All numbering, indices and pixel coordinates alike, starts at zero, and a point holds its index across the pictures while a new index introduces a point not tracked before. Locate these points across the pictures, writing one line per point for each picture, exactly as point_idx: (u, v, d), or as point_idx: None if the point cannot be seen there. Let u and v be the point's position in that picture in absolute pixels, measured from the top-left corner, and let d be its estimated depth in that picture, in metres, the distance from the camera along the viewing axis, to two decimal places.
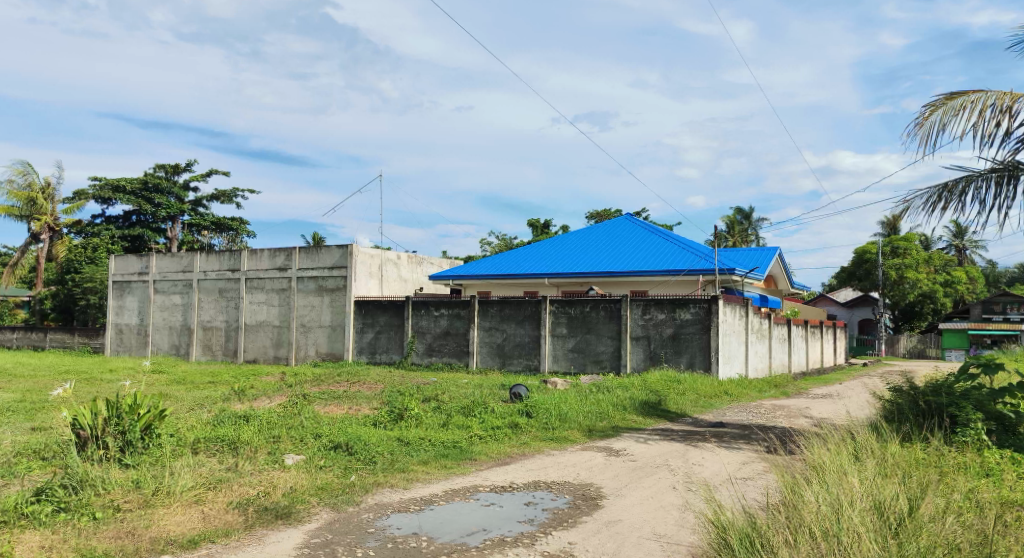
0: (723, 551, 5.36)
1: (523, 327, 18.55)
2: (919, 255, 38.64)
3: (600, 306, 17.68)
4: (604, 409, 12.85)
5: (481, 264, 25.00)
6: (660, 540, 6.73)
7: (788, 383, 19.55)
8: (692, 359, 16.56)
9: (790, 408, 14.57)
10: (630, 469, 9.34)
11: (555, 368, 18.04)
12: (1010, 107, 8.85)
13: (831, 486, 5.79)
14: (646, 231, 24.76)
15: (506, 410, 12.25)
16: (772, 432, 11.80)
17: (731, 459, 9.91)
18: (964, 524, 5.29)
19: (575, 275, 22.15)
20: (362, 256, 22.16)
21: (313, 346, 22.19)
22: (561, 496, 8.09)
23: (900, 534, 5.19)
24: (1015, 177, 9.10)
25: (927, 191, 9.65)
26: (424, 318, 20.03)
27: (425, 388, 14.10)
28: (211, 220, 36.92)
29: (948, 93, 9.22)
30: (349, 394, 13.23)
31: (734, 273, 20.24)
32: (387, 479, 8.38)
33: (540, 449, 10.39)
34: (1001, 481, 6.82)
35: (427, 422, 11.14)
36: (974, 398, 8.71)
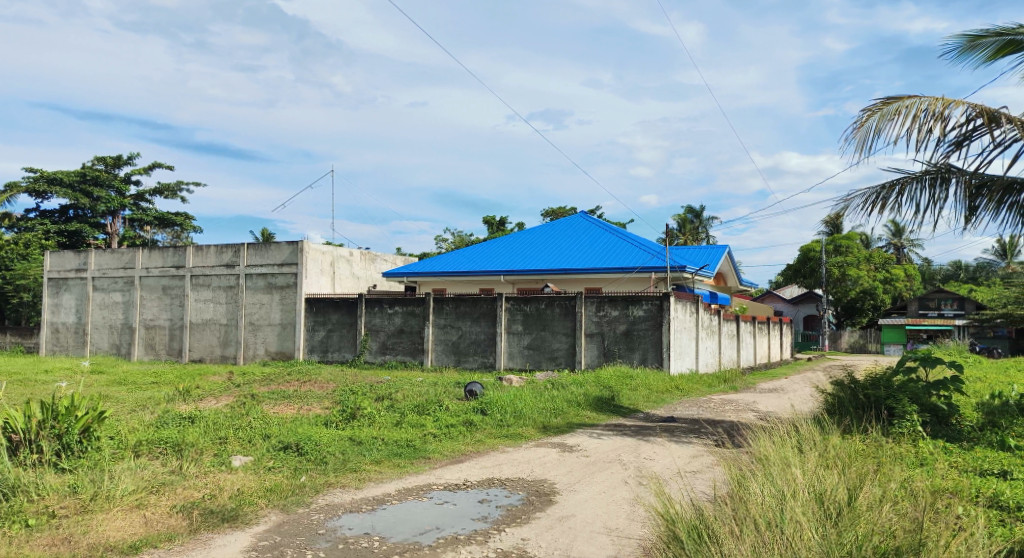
0: (671, 544, 5.49)
1: (478, 325, 18.57)
2: (860, 254, 39.94)
3: (556, 303, 17.79)
4: (557, 405, 12.96)
5: (435, 262, 24.90)
6: (611, 534, 6.85)
7: (736, 377, 20.02)
8: (645, 355, 16.84)
9: (739, 402, 14.93)
10: (583, 464, 9.46)
11: (510, 365, 18.11)
12: (941, 112, 9.20)
13: (775, 477, 5.97)
14: (600, 229, 24.99)
15: (460, 407, 12.28)
16: (721, 426, 12.07)
17: (682, 453, 10.12)
18: (899, 513, 5.50)
19: (529, 273, 22.23)
20: (313, 253, 21.92)
21: (262, 345, 21.87)
22: (515, 493, 8.16)
23: (839, 523, 5.37)
24: (947, 179, 9.47)
25: (866, 192, 9.98)
26: (378, 316, 19.90)
27: (378, 386, 14.03)
28: (154, 215, 36.05)
29: (884, 99, 9.55)
30: (299, 393, 13.09)
31: (686, 271, 20.57)
32: (338, 479, 8.34)
33: (494, 446, 10.46)
34: (935, 470, 7.13)
35: (380, 421, 11.10)
36: (911, 391, 9.06)
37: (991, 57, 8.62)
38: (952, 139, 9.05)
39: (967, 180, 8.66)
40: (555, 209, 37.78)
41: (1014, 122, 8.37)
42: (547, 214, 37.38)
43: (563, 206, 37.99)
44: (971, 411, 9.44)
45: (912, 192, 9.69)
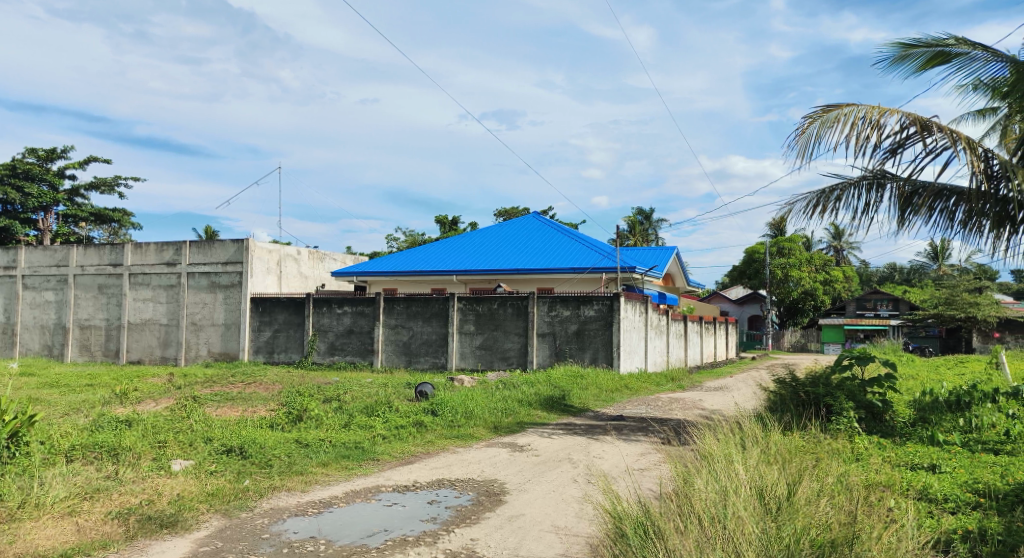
0: (617, 541, 5.56)
1: (430, 325, 18.48)
2: (802, 255, 40.99)
3: (508, 303, 17.81)
4: (508, 406, 12.98)
5: (386, 261, 24.70)
6: (559, 533, 6.90)
7: (684, 376, 20.36)
8: (596, 354, 16.99)
9: (686, 400, 15.17)
10: (533, 464, 9.49)
11: (462, 366, 18.08)
12: (877, 120, 9.53)
13: (719, 474, 6.09)
14: (551, 229, 25.13)
15: (410, 408, 12.20)
16: (668, 424, 12.25)
17: (630, 451, 10.25)
18: (835, 506, 5.67)
19: (482, 272, 22.22)
20: (259, 252, 21.55)
21: (205, 346, 21.40)
22: (465, 494, 8.16)
23: (778, 518, 5.51)
24: (882, 185, 9.81)
25: (807, 196, 10.26)
26: (327, 316, 19.66)
27: (326, 387, 13.85)
28: (90, 211, 34.91)
29: (824, 106, 9.84)
30: (243, 395, 12.84)
31: (635, 272, 20.86)
32: (284, 483, 8.22)
33: (444, 447, 10.43)
34: (869, 465, 7.37)
35: (328, 423, 10.96)
36: (848, 389, 9.35)
37: (921, 67, 8.94)
38: (887, 146, 9.36)
39: (901, 186, 8.97)
40: (507, 209, 37.87)
41: (944, 130, 8.70)
42: (499, 214, 37.46)
43: (514, 206, 38.09)
44: (904, 407, 9.80)
45: (850, 197, 10.00)
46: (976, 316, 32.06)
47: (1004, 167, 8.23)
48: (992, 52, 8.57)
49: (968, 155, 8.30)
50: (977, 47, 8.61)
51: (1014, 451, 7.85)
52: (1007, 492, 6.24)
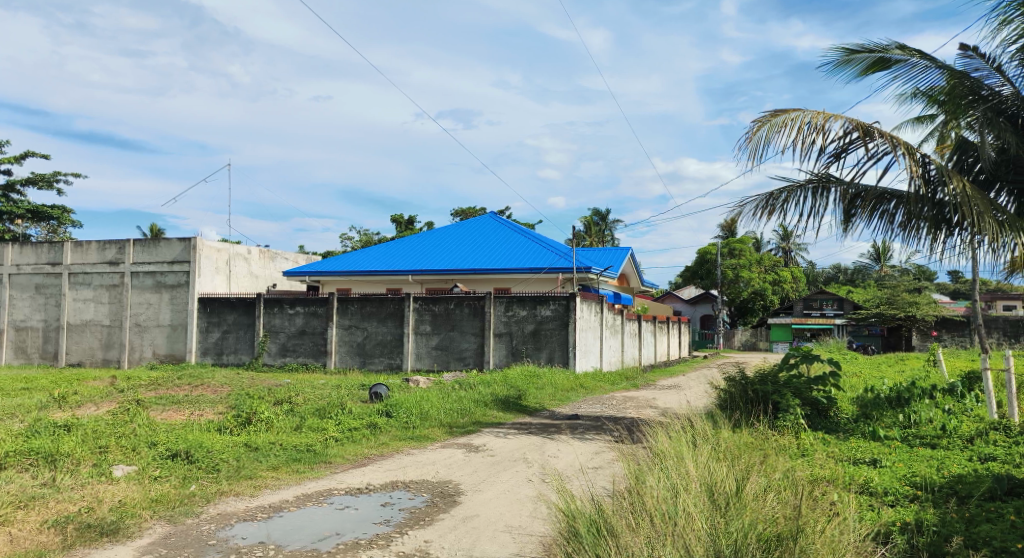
0: (571, 540, 5.59)
1: (385, 325, 18.32)
2: (752, 256, 41.81)
3: (464, 303, 17.76)
4: (464, 406, 12.95)
5: (341, 261, 24.42)
6: (513, 532, 6.90)
7: (637, 375, 20.58)
8: (552, 354, 17.06)
9: (639, 399, 15.33)
10: (488, 464, 9.48)
11: (418, 366, 17.97)
12: (822, 125, 9.76)
13: (670, 471, 6.16)
14: (508, 229, 25.17)
15: (364, 411, 12.05)
16: (622, 423, 12.35)
17: (585, 450, 10.32)
18: (782, 500, 5.79)
19: (437, 272, 22.12)
20: (207, 251, 21.11)
21: (149, 347, 20.87)
22: (419, 495, 8.11)
23: (728, 513, 5.58)
24: (827, 189, 10.05)
25: (756, 199, 10.45)
26: (278, 316, 19.35)
27: (276, 390, 13.59)
28: (28, 208, 33.71)
29: (772, 111, 10.05)
30: (190, 398, 12.54)
31: (591, 272, 21.01)
32: (231, 487, 8.06)
33: (398, 449, 10.35)
34: (814, 460, 7.55)
35: (278, 426, 10.78)
36: (794, 386, 9.56)
37: (863, 72, 9.19)
38: (831, 151, 9.60)
39: (844, 190, 9.19)
40: (463, 209, 37.80)
41: (885, 136, 8.95)
42: (456, 214, 37.34)
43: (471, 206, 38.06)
44: (847, 404, 10.08)
45: (796, 200, 10.22)
46: (916, 315, 33.09)
47: (940, 173, 8.50)
48: (930, 60, 8.85)
49: (907, 160, 8.55)
50: (916, 55, 8.87)
51: (949, 445, 8.13)
52: (942, 484, 6.46)
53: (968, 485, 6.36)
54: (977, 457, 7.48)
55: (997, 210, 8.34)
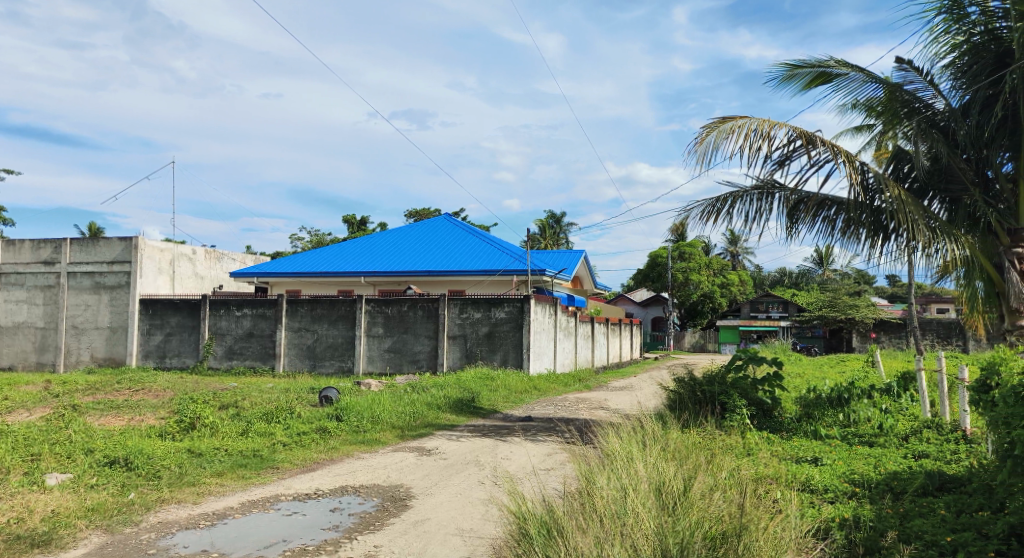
0: (521, 541, 5.58)
1: (336, 327, 18.07)
2: (701, 259, 42.55)
3: (418, 305, 17.63)
4: (416, 409, 12.85)
5: (290, 262, 24.02)
6: (464, 535, 6.87)
7: (590, 376, 20.72)
8: (505, 356, 17.07)
9: (591, 400, 15.44)
10: (440, 467, 9.43)
11: (369, 369, 17.78)
12: (768, 132, 9.96)
13: (620, 471, 6.20)
14: (462, 231, 25.10)
15: (313, 415, 11.86)
16: (574, 424, 12.41)
17: (537, 451, 10.35)
18: (728, 498, 5.87)
19: (390, 274, 21.91)
20: (149, 251, 20.57)
21: (87, 350, 20.23)
22: (369, 500, 8.02)
23: (676, 512, 5.63)
24: (771, 195, 10.26)
25: (704, 203, 10.62)
26: (224, 319, 18.96)
27: (222, 394, 13.29)
28: None
29: (720, 117, 10.21)
30: (130, 402, 12.19)
31: (545, 274, 21.09)
32: (173, 494, 7.85)
33: (349, 453, 10.22)
34: (759, 459, 7.70)
35: (224, 431, 10.53)
36: (740, 387, 9.73)
37: (806, 86, 9.42)
38: (777, 158, 9.80)
39: (788, 196, 9.39)
40: (417, 210, 37.62)
41: (827, 144, 9.17)
42: (409, 215, 37.12)
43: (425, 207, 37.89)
44: (790, 404, 10.29)
45: (742, 205, 10.41)
46: (855, 317, 34.21)
47: (878, 180, 8.76)
48: (867, 74, 9.11)
49: (847, 167, 8.78)
50: (854, 69, 9.13)
51: (886, 442, 8.40)
52: (878, 481, 6.64)
53: (902, 481, 6.56)
54: (911, 455, 7.72)
55: (930, 217, 8.64)
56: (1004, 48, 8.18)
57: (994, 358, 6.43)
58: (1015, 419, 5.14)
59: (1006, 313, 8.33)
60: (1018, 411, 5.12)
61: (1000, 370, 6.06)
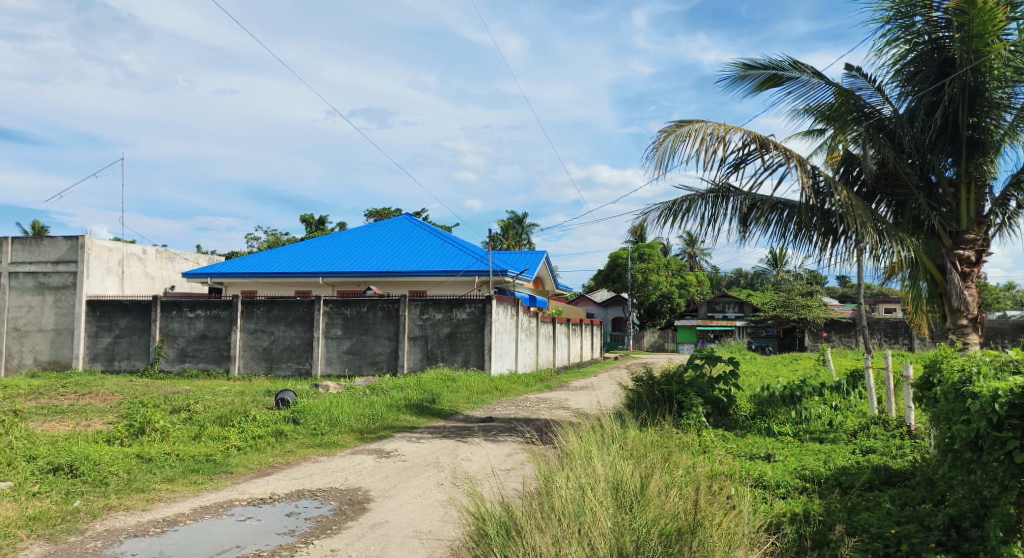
0: (480, 542, 5.55)
1: (293, 329, 17.81)
2: (660, 260, 43.03)
3: (377, 306, 17.45)
4: (376, 411, 12.72)
5: (246, 262, 23.61)
6: (422, 537, 6.81)
7: (551, 376, 20.79)
8: (467, 357, 17.01)
9: (552, 400, 15.46)
10: (399, 469, 9.35)
11: (328, 371, 17.57)
12: (723, 136, 10.09)
13: (578, 471, 6.20)
14: (423, 231, 24.95)
15: (268, 418, 11.65)
16: (534, 424, 12.42)
17: (497, 452, 10.32)
18: (683, 494, 5.91)
19: (349, 274, 21.67)
20: (96, 250, 20.04)
21: (30, 353, 19.62)
22: (326, 503, 7.91)
23: (633, 509, 5.65)
24: (726, 198, 10.39)
25: (661, 206, 10.71)
26: (176, 320, 18.57)
27: (173, 397, 12.98)
28: None
29: (677, 121, 10.32)
30: (76, 407, 11.84)
31: (506, 274, 21.08)
32: (121, 501, 7.65)
33: (306, 456, 10.07)
34: (715, 456, 7.80)
35: (175, 436, 10.30)
36: (697, 385, 9.83)
37: (759, 88, 9.57)
38: (731, 162, 9.94)
39: (742, 199, 9.53)
40: (377, 210, 37.33)
41: (779, 148, 9.33)
42: (369, 215, 36.82)
43: (385, 207, 37.59)
44: (745, 401, 10.43)
45: (698, 209, 10.53)
46: (807, 317, 34.99)
47: (828, 184, 8.93)
48: (818, 78, 9.29)
49: (798, 171, 8.94)
50: (806, 71, 9.29)
51: (835, 438, 8.60)
52: (828, 476, 6.77)
53: (850, 476, 6.71)
54: (859, 450, 7.89)
55: (877, 220, 8.83)
56: (946, 56, 8.43)
57: (936, 355, 6.60)
58: (955, 413, 5.28)
59: (948, 313, 8.53)
60: (958, 407, 5.25)
61: (941, 367, 6.23)
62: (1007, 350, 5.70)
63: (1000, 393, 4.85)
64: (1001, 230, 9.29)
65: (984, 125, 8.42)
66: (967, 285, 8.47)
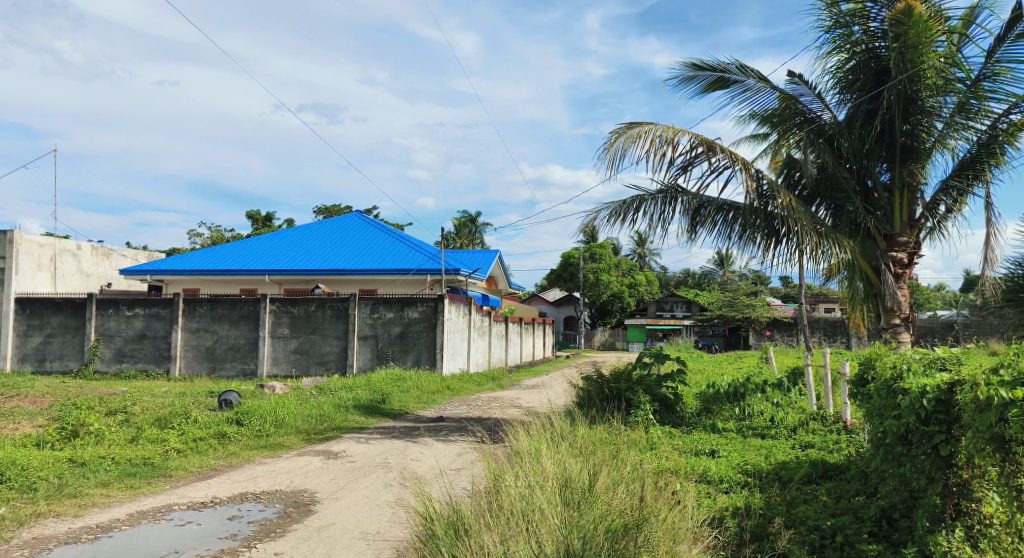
0: (427, 542, 5.47)
1: (237, 328, 17.41)
2: (611, 260, 43.42)
3: (326, 305, 17.15)
4: (324, 411, 12.48)
5: (189, 259, 23.03)
6: (369, 539, 6.70)
7: (502, 375, 20.75)
8: (418, 356, 16.86)
9: (503, 399, 15.42)
10: (347, 470, 9.19)
11: (274, 371, 17.23)
12: (672, 139, 10.18)
13: (527, 469, 6.16)
14: (374, 229, 24.67)
15: (211, 419, 11.34)
16: (485, 423, 12.37)
17: (447, 451, 10.22)
18: (630, 490, 5.91)
19: (296, 272, 21.30)
20: (26, 246, 19.26)
21: None
22: (271, 506, 7.72)
23: (581, 505, 5.63)
24: (674, 200, 10.49)
25: (612, 206, 10.76)
26: (113, 319, 18.01)
27: (109, 399, 12.54)
28: None
29: (627, 123, 10.38)
30: (4, 410, 11.34)
31: (459, 274, 20.97)
32: (52, 508, 7.35)
33: (249, 458, 9.83)
34: (662, 453, 7.86)
35: (111, 439, 9.95)
36: (644, 383, 9.89)
37: (706, 90, 9.68)
38: (680, 164, 10.04)
39: (689, 201, 9.63)
40: (327, 206, 36.80)
41: (725, 152, 9.45)
42: (319, 212, 36.27)
43: (335, 204, 37.08)
44: (691, 398, 10.53)
45: (647, 210, 10.61)
46: (752, 316, 35.77)
47: (771, 188, 9.09)
48: (763, 82, 9.44)
49: (743, 174, 9.06)
50: (752, 75, 9.43)
51: (777, 434, 8.77)
52: (768, 470, 6.88)
53: (790, 470, 6.83)
54: (798, 445, 8.04)
55: (817, 223, 9.02)
56: (882, 65, 8.64)
57: (872, 352, 6.76)
58: (887, 409, 5.41)
59: (882, 313, 8.73)
60: (890, 402, 5.38)
61: (875, 364, 6.38)
62: (936, 349, 5.85)
63: (928, 390, 4.98)
64: (932, 233, 9.56)
65: (917, 132, 8.67)
66: (899, 286, 8.71)
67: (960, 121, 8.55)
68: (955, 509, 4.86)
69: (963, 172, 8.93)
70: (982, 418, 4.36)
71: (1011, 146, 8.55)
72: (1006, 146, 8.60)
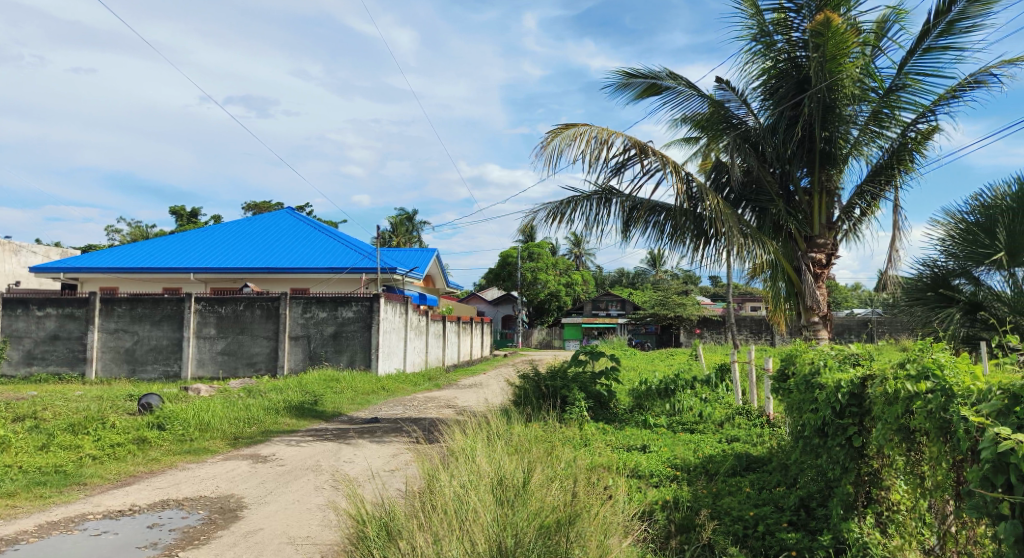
0: (358, 544, 5.31)
1: (159, 328, 16.75)
2: (548, 259, 43.62)
3: (255, 305, 16.63)
4: (252, 414, 12.07)
5: (109, 257, 22.10)
6: (297, 543, 6.49)
7: (439, 375, 20.57)
8: (352, 357, 16.56)
9: (439, 399, 15.27)
10: (277, 474, 8.91)
11: (199, 373, 16.65)
12: (606, 140, 10.22)
13: (462, 468, 6.05)
14: (307, 227, 24.12)
15: (130, 424, 10.83)
16: (420, 424, 12.20)
17: (381, 453, 10.02)
18: (563, 487, 5.86)
19: (224, 271, 20.66)
20: None
21: None
22: (194, 513, 7.41)
23: (514, 502, 5.55)
24: (608, 201, 10.54)
25: (548, 205, 10.75)
26: (22, 320, 17.17)
27: (18, 404, 11.88)
28: None
29: (563, 123, 10.39)
30: None
31: (394, 272, 20.68)
32: None
33: (171, 464, 9.44)
34: (597, 449, 7.87)
35: (18, 446, 9.42)
36: (579, 381, 9.88)
37: (639, 96, 9.76)
38: (614, 165, 10.09)
39: (623, 201, 9.69)
40: (257, 203, 35.82)
41: (658, 154, 9.53)
42: (248, 208, 35.26)
43: (265, 202, 36.11)
44: (624, 395, 10.59)
45: (583, 209, 10.63)
46: (682, 315, 36.44)
47: (700, 190, 9.21)
48: (692, 89, 9.56)
49: (673, 177, 9.16)
50: (682, 82, 9.55)
51: (704, 429, 8.88)
52: (697, 464, 6.97)
53: (716, 464, 6.93)
54: (725, 439, 8.16)
55: (743, 225, 9.18)
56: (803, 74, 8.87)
57: (794, 347, 6.93)
58: (806, 403, 5.55)
59: (803, 310, 8.96)
60: (809, 397, 5.51)
61: (796, 361, 6.52)
62: (852, 345, 6.01)
63: (843, 384, 5.09)
64: (848, 235, 9.85)
65: (835, 138, 8.92)
66: (819, 285, 8.95)
67: (874, 129, 8.84)
68: (866, 496, 5.00)
69: (876, 178, 9.24)
70: (891, 409, 4.49)
71: (920, 153, 8.91)
72: (914, 153, 8.93)
